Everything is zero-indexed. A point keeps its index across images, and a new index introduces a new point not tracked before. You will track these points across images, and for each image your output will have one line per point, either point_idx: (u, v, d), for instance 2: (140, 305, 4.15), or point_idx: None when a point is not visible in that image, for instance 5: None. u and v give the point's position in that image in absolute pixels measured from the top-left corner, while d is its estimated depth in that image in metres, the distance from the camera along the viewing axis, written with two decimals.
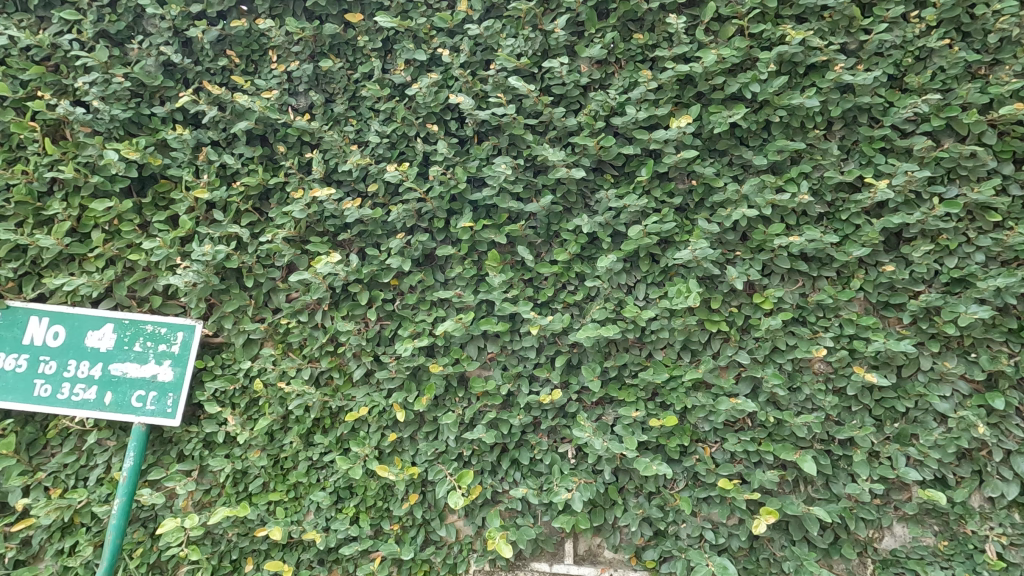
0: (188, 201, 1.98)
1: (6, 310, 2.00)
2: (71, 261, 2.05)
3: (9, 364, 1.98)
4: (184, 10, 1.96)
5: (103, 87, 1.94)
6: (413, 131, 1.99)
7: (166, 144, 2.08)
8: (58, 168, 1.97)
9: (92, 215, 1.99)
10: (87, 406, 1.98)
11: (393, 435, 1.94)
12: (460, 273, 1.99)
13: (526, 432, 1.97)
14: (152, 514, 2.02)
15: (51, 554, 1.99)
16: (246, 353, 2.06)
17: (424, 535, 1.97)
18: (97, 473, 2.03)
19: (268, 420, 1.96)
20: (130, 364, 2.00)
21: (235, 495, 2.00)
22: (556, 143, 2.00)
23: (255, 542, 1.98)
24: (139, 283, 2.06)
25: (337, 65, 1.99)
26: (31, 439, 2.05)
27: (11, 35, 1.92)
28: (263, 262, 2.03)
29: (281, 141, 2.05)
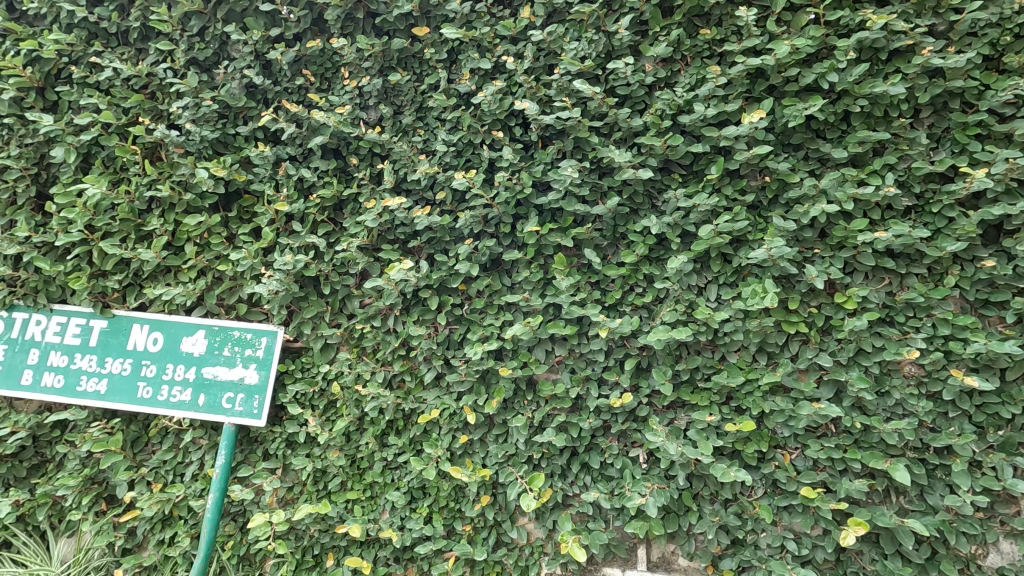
0: (270, 214, 2.10)
1: (113, 318, 2.19)
2: (167, 272, 2.21)
3: (116, 368, 2.16)
4: (264, 34, 2.09)
5: (194, 110, 2.09)
6: (479, 138, 2.03)
7: (249, 161, 2.21)
8: (156, 187, 2.14)
9: (185, 230, 2.15)
10: (183, 406, 2.13)
11: (465, 437, 1.97)
12: (527, 277, 2.00)
13: (596, 435, 1.96)
14: (241, 509, 2.14)
15: (154, 544, 2.15)
16: (324, 357, 2.15)
17: (496, 536, 1.99)
18: (192, 469, 2.18)
19: (345, 421, 2.03)
20: (220, 368, 2.13)
21: (316, 493, 2.10)
22: (622, 144, 1.98)
23: (335, 538, 2.06)
24: (227, 292, 2.19)
25: (405, 78, 2.06)
26: (135, 436, 2.23)
27: (116, 67, 2.11)
28: (338, 270, 2.12)
29: (354, 153, 2.14)
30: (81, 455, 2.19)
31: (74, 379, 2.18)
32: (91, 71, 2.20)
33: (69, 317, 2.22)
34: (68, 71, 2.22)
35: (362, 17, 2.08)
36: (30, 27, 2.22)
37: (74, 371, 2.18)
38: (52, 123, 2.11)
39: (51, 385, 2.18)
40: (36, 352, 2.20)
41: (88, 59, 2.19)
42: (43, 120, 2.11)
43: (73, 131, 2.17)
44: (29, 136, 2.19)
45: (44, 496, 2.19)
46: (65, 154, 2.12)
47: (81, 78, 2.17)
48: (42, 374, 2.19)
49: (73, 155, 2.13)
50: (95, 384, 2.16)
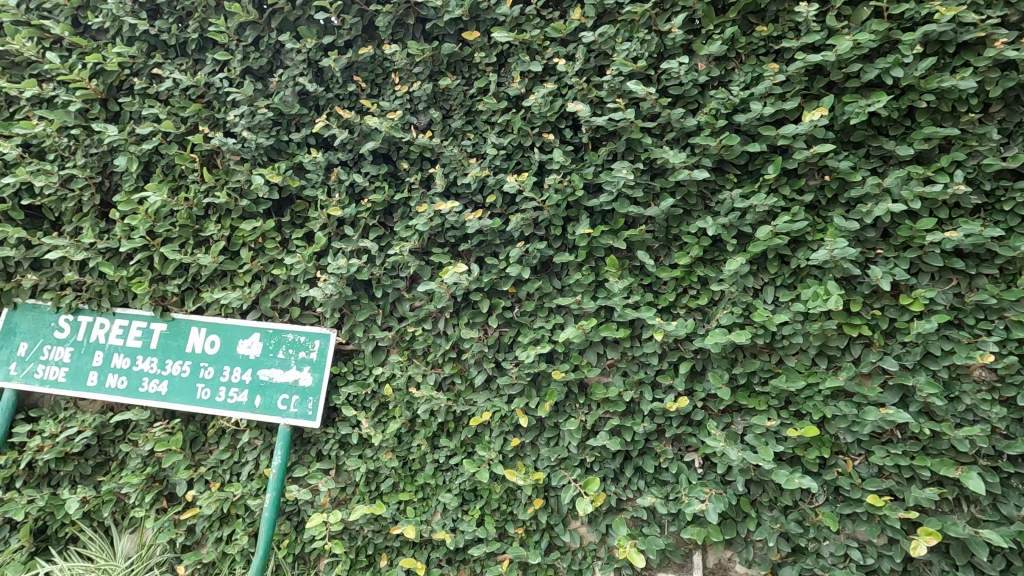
0: (323, 219, 2.13)
1: (173, 322, 2.26)
2: (224, 277, 2.27)
3: (176, 369, 2.23)
4: (317, 42, 2.13)
5: (250, 118, 2.15)
6: (529, 141, 2.03)
7: (301, 167, 2.25)
8: (213, 194, 2.20)
9: (241, 235, 2.20)
10: (239, 408, 2.17)
11: (517, 440, 1.97)
12: (579, 279, 1.98)
13: (650, 439, 1.94)
14: (296, 508, 2.18)
15: (212, 541, 2.21)
16: (375, 359, 2.18)
17: (548, 539, 1.99)
18: (248, 469, 2.22)
19: (398, 423, 2.05)
20: (275, 370, 2.17)
21: (369, 494, 2.12)
22: (674, 144, 1.95)
23: (389, 538, 2.09)
24: (281, 296, 2.23)
25: (454, 82, 2.08)
26: (194, 436, 2.29)
27: (175, 78, 2.18)
28: (389, 273, 2.15)
29: (404, 158, 2.16)
30: (143, 454, 2.26)
31: (136, 380, 2.24)
32: (151, 82, 2.28)
33: (131, 321, 2.29)
34: (129, 83, 2.30)
35: (412, 23, 2.11)
36: (95, 41, 2.33)
37: (137, 373, 2.24)
38: (115, 133, 2.19)
39: (114, 386, 2.24)
40: (100, 354, 2.28)
41: (149, 70, 2.27)
42: (107, 131, 2.19)
43: (134, 141, 2.25)
44: (94, 146, 2.28)
45: (108, 494, 2.26)
46: (127, 163, 2.20)
47: (141, 89, 2.25)
48: (106, 375, 2.26)
49: (135, 164, 2.20)
50: (156, 385, 2.22)
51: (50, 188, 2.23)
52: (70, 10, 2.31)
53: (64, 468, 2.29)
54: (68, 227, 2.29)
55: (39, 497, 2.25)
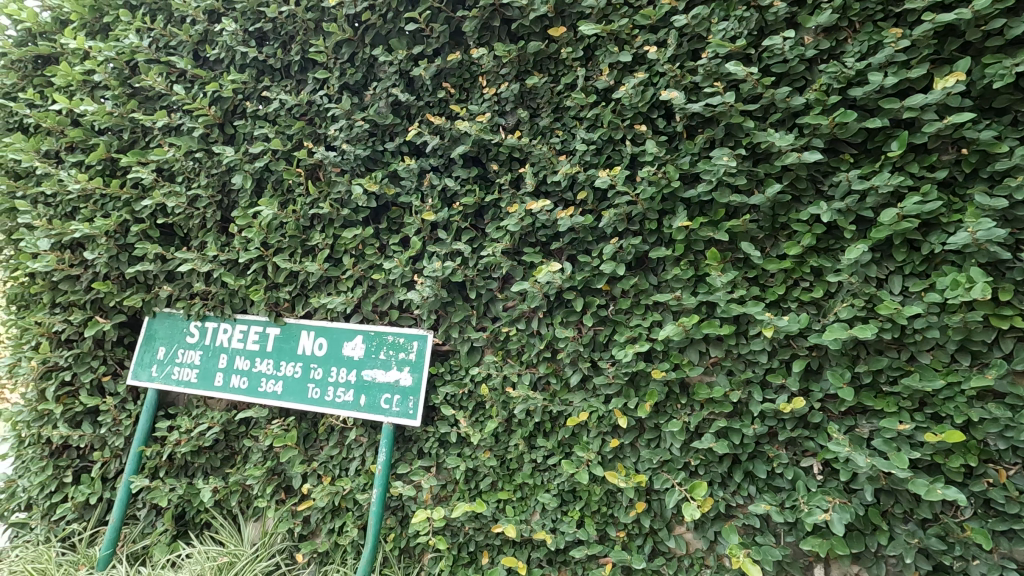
0: (417, 223, 2.19)
1: (285, 326, 2.43)
2: (329, 283, 2.40)
3: (290, 370, 2.39)
4: (407, 53, 2.22)
5: (349, 131, 2.26)
6: (620, 134, 1.97)
7: (395, 175, 2.33)
8: (317, 205, 2.34)
9: (344, 243, 2.31)
10: (346, 406, 2.27)
11: (616, 441, 1.92)
12: (677, 275, 1.90)
13: (761, 442, 1.81)
14: (401, 504, 2.27)
15: (326, 532, 2.34)
16: (471, 359, 2.21)
17: (652, 544, 1.92)
18: (355, 465, 2.33)
19: (495, 423, 2.06)
20: (377, 370, 2.26)
21: (468, 492, 2.16)
22: (779, 126, 1.82)
23: (489, 536, 2.11)
24: (381, 299, 2.33)
25: (541, 80, 2.07)
26: (306, 432, 2.44)
27: (282, 99, 2.35)
28: (482, 274, 2.17)
29: (494, 160, 2.19)
30: (263, 448, 2.44)
31: (256, 381, 2.43)
32: (261, 104, 2.47)
33: (250, 326, 2.50)
34: (242, 106, 2.51)
35: (498, 25, 2.14)
36: (213, 71, 2.57)
37: (256, 374, 2.43)
38: (232, 154, 2.38)
39: (237, 386, 2.44)
40: (224, 357, 2.49)
41: (259, 93, 2.47)
42: (226, 152, 2.40)
43: (248, 160, 2.44)
44: (215, 167, 2.50)
45: (235, 484, 2.46)
46: (243, 181, 2.39)
47: (253, 112, 2.45)
48: (230, 376, 2.47)
49: (249, 181, 2.39)
50: (273, 385, 2.39)
51: (180, 207, 2.47)
52: (191, 45, 2.56)
53: (198, 460, 2.53)
54: (195, 242, 2.53)
55: (179, 486, 2.50)
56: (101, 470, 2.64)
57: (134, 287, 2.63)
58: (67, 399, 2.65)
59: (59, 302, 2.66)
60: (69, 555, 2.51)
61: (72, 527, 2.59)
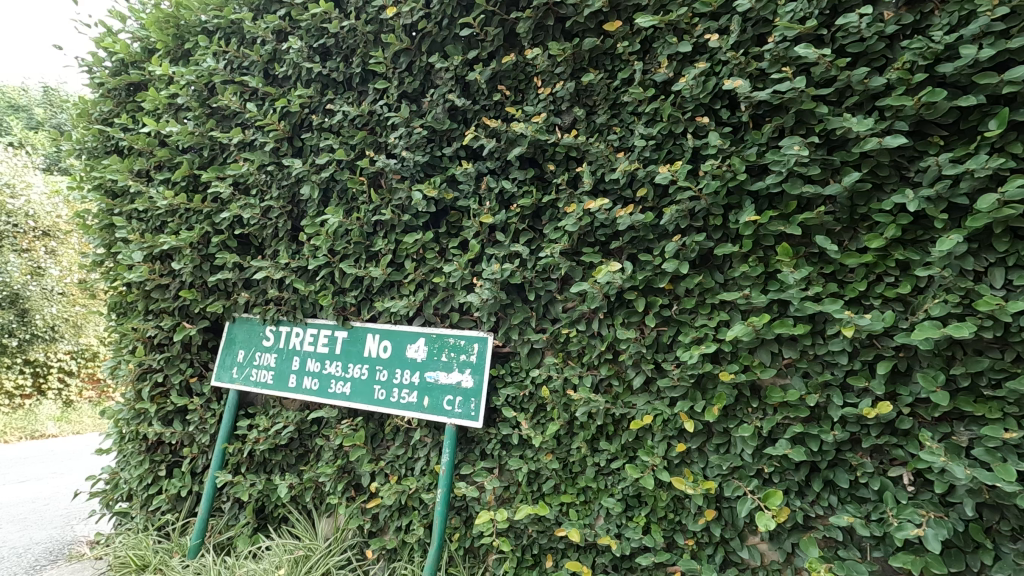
0: (476, 226, 2.21)
1: (353, 330, 2.53)
2: (393, 287, 2.47)
3: (357, 372, 2.47)
4: (463, 58, 2.24)
5: (408, 139, 2.31)
6: (681, 127, 1.90)
7: (454, 179, 2.37)
8: (379, 212, 2.40)
9: (405, 248, 2.36)
10: (410, 407, 2.32)
11: (683, 446, 1.85)
12: (745, 272, 1.81)
13: (843, 450, 1.69)
14: (465, 504, 2.29)
15: (394, 530, 2.40)
16: (531, 361, 2.20)
17: (723, 554, 1.84)
18: (420, 464, 2.37)
19: (557, 425, 2.04)
20: (440, 372, 2.30)
21: (531, 494, 2.15)
22: (857, 110, 1.70)
23: (553, 540, 2.09)
24: (442, 302, 2.37)
25: (597, 76, 2.03)
26: (374, 432, 2.52)
27: (345, 111, 2.44)
28: (541, 276, 2.16)
29: (550, 160, 2.17)
30: (333, 447, 2.54)
31: (326, 382, 2.53)
32: (326, 117, 2.58)
33: (320, 329, 2.61)
34: (309, 120, 2.63)
35: (552, 24, 2.12)
36: (282, 88, 2.71)
37: (326, 375, 2.53)
38: (300, 165, 2.50)
39: (309, 387, 2.56)
40: (297, 360, 2.61)
41: (323, 106, 2.57)
42: (294, 164, 2.52)
43: (314, 170, 2.55)
44: (285, 179, 2.63)
45: (309, 481, 2.58)
46: (311, 191, 2.50)
47: (319, 125, 2.56)
48: (303, 377, 2.58)
49: (316, 191, 2.49)
50: (341, 387, 2.48)
51: (255, 218, 2.61)
52: (261, 65, 2.71)
53: (275, 457, 2.66)
54: (268, 251, 2.67)
55: (258, 481, 2.64)
56: (190, 465, 2.84)
57: (216, 294, 2.81)
58: (160, 399, 2.86)
59: (152, 310, 2.88)
60: (165, 543, 2.72)
61: (167, 517, 2.81)
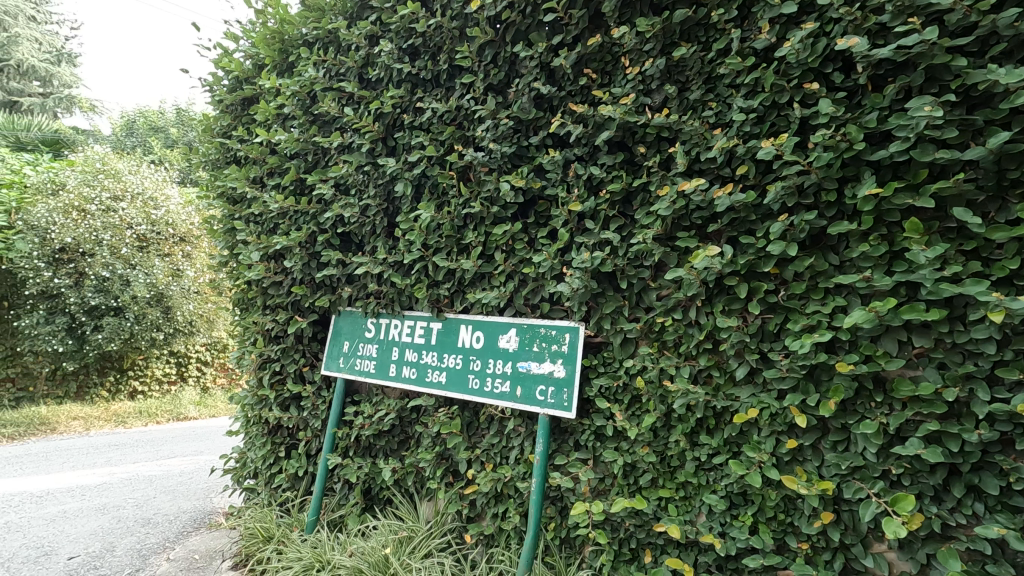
0: (564, 215, 2.19)
1: (447, 321, 2.60)
2: (484, 278, 2.50)
3: (452, 362, 2.54)
4: (548, 45, 2.22)
5: (496, 131, 2.33)
6: (786, 97, 1.74)
7: (541, 168, 2.35)
8: (469, 205, 2.44)
9: (495, 239, 2.39)
10: (504, 397, 2.34)
11: (794, 443, 1.71)
12: (866, 252, 1.63)
13: (991, 452, 1.48)
14: (559, 494, 2.28)
15: (491, 516, 2.45)
16: (624, 351, 2.14)
17: (843, 561, 1.69)
18: (515, 453, 2.39)
19: (653, 417, 1.96)
20: (532, 362, 2.30)
21: (628, 487, 2.10)
22: (1005, 60, 1.46)
23: (652, 535, 2.03)
24: (532, 292, 2.36)
25: (690, 50, 1.92)
26: (469, 421, 2.58)
27: (434, 108, 2.50)
28: (633, 263, 2.09)
29: (640, 142, 2.09)
30: (432, 434, 2.63)
31: (424, 371, 2.63)
32: (416, 115, 2.66)
33: (416, 321, 2.72)
34: (401, 119, 2.73)
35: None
36: (375, 90, 2.84)
37: (423, 365, 2.63)
38: (394, 164, 2.61)
39: (408, 376, 2.67)
40: (396, 350, 2.74)
41: (414, 105, 2.66)
42: (389, 163, 2.63)
43: (407, 168, 2.64)
44: (380, 178, 2.75)
45: (410, 466, 2.70)
46: (404, 188, 2.59)
47: (411, 123, 2.65)
48: (402, 367, 2.71)
49: (409, 187, 2.58)
50: (438, 376, 2.57)
51: (355, 217, 2.76)
52: (357, 70, 2.85)
53: (379, 442, 2.81)
54: (368, 247, 2.80)
55: (365, 464, 2.81)
56: (305, 447, 3.07)
57: (323, 289, 3.01)
58: (278, 386, 3.13)
59: (269, 304, 3.15)
60: (286, 517, 2.98)
61: (287, 494, 3.07)
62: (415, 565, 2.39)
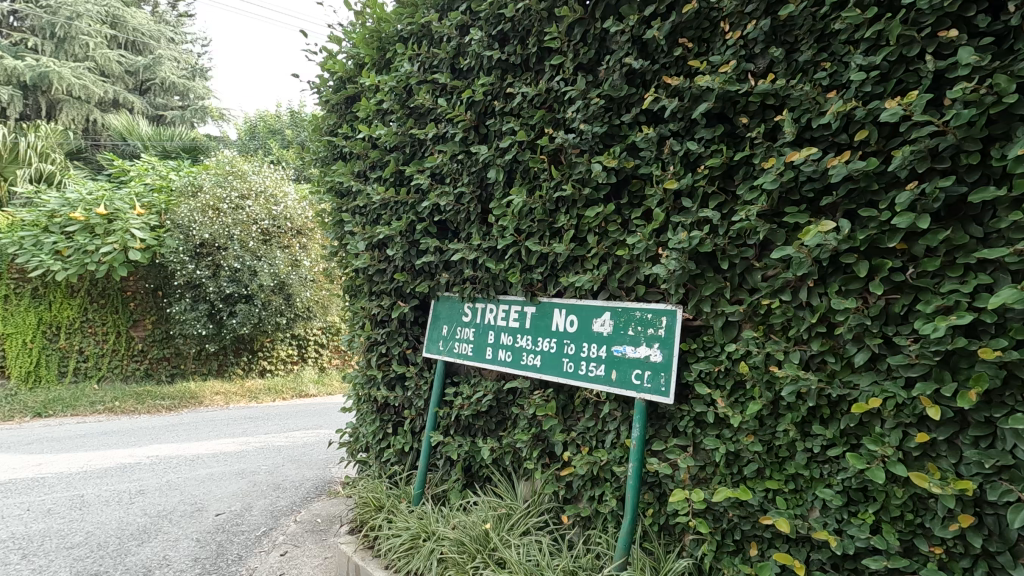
0: (659, 194, 2.11)
1: (541, 305, 2.63)
2: (577, 262, 2.48)
3: (547, 345, 2.57)
4: (639, 17, 2.14)
5: (586, 111, 2.30)
6: (916, 49, 1.55)
7: (634, 146, 2.28)
8: (560, 188, 2.43)
9: (587, 222, 2.36)
10: (598, 380, 2.32)
11: (926, 437, 1.53)
12: (1017, 222, 1.42)
13: None
14: (657, 480, 2.23)
15: (587, 499, 2.45)
16: (726, 335, 2.03)
17: (986, 569, 1.50)
18: (611, 438, 2.37)
19: (759, 405, 1.85)
20: (627, 346, 2.26)
21: (731, 476, 2.01)
22: None
23: (758, 527, 1.93)
24: (626, 275, 2.31)
25: (799, 6, 1.76)
26: (564, 403, 2.59)
27: (524, 92, 2.51)
28: (735, 242, 1.97)
29: (742, 112, 1.96)
30: (528, 416, 2.68)
31: (519, 354, 2.68)
32: (506, 101, 2.68)
33: (511, 305, 2.77)
34: (492, 106, 2.76)
35: None
36: (466, 79, 2.89)
37: (518, 348, 2.68)
38: (486, 151, 2.65)
39: (504, 359, 2.73)
40: (492, 334, 2.81)
41: (504, 91, 2.68)
42: (481, 151, 2.68)
43: (499, 154, 2.67)
44: (473, 166, 2.81)
45: (508, 446, 2.77)
46: (497, 174, 2.63)
47: (501, 110, 2.67)
48: (498, 350, 2.78)
49: (501, 173, 2.62)
50: (533, 359, 2.61)
51: (450, 204, 2.86)
52: (449, 60, 2.92)
53: (478, 422, 2.91)
54: (463, 233, 2.89)
55: (465, 443, 2.92)
56: (410, 424, 3.26)
57: (422, 275, 3.15)
58: (385, 366, 3.34)
59: (374, 291, 3.35)
60: (395, 489, 3.19)
61: (395, 467, 3.28)
62: (514, 541, 2.47)
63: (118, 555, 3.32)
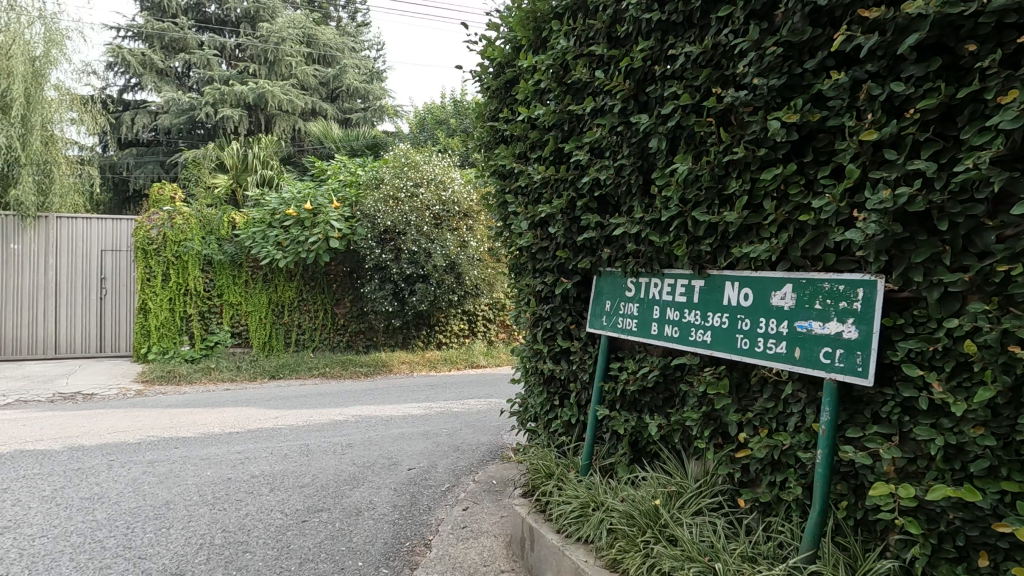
0: (854, 148, 1.84)
1: (710, 278, 2.49)
2: (751, 230, 2.29)
3: (717, 320, 2.43)
4: None
5: (760, 63, 2.08)
6: None
7: (821, 96, 2.02)
8: (731, 151, 2.25)
9: (763, 186, 2.16)
10: (779, 359, 2.14)
11: None
12: None
13: None
14: (853, 471, 2.00)
15: (767, 484, 2.29)
16: (945, 309, 1.71)
17: None
18: (794, 421, 2.17)
19: (991, 392, 1.55)
20: (813, 321, 2.04)
21: (951, 473, 1.71)
22: None
23: (990, 535, 1.64)
24: (812, 242, 2.07)
25: None
26: (738, 382, 2.43)
27: (687, 52, 2.36)
28: (959, 198, 1.65)
29: (969, 38, 1.61)
30: (697, 394, 2.57)
31: (687, 330, 2.58)
32: (668, 64, 2.55)
33: (677, 280, 2.66)
34: (652, 71, 2.64)
35: None
36: (623, 47, 2.80)
37: (686, 324, 2.58)
38: (647, 120, 2.56)
39: (670, 334, 2.65)
40: (657, 309, 2.73)
41: (665, 54, 2.54)
42: (642, 120, 2.58)
43: (661, 122, 2.56)
44: (633, 137, 2.73)
45: (677, 423, 2.69)
46: (659, 143, 2.53)
47: (662, 75, 2.55)
48: (664, 326, 2.70)
49: (664, 142, 2.51)
50: (702, 335, 2.48)
51: (610, 178, 2.82)
52: (605, 29, 2.85)
53: (644, 398, 2.87)
54: (624, 207, 2.83)
55: (631, 418, 2.92)
56: (576, 397, 3.34)
57: (584, 252, 3.17)
58: (550, 341, 3.45)
59: (538, 268, 3.46)
60: (563, 459, 3.31)
61: (563, 438, 3.40)
62: (686, 520, 2.42)
63: (337, 496, 3.99)
